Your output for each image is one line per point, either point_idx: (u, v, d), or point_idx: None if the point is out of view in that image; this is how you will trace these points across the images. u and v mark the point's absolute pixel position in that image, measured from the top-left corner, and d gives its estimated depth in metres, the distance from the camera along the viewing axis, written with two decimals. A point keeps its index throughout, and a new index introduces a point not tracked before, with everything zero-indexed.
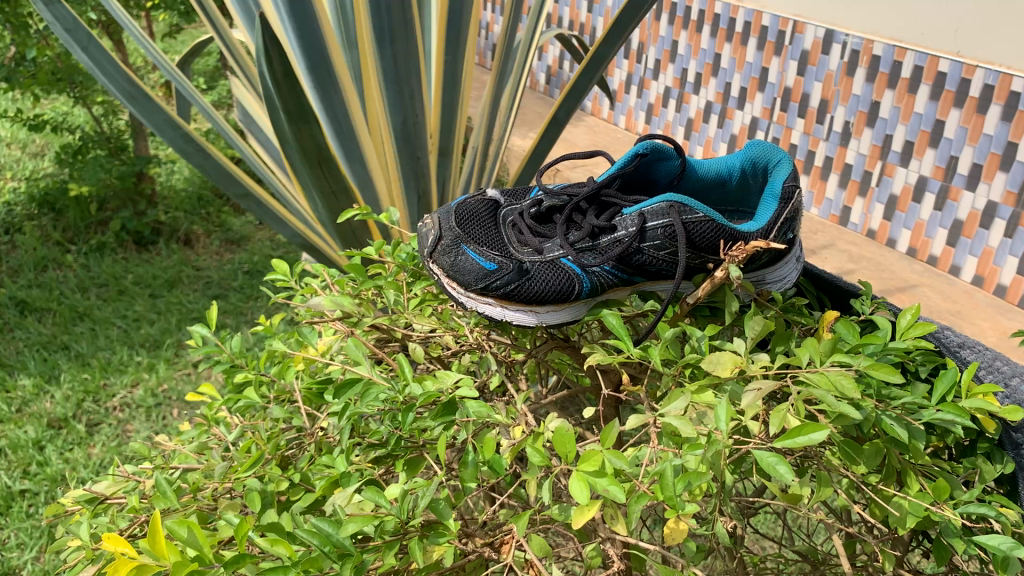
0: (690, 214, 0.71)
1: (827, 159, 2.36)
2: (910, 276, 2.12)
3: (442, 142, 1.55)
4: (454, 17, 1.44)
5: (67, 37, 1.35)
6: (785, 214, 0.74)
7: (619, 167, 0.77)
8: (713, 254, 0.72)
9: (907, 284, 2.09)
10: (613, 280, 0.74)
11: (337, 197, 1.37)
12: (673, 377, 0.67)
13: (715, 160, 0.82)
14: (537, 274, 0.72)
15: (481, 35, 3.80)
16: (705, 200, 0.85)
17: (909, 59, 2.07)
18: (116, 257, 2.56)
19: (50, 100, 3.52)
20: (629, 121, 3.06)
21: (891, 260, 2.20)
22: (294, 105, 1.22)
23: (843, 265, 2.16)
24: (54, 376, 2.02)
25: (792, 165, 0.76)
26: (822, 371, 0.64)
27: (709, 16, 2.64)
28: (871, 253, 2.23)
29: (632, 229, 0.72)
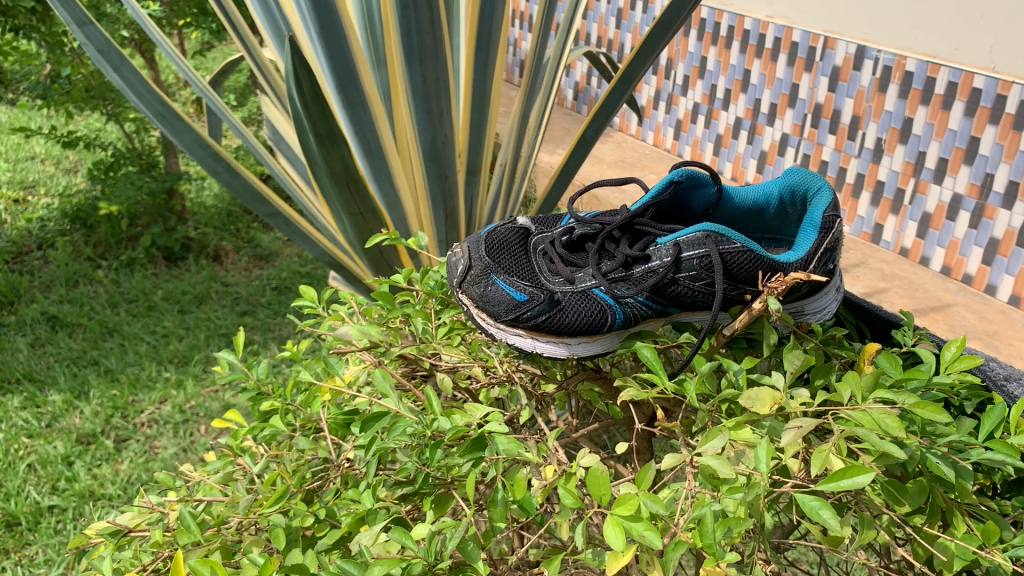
0: (727, 244, 0.69)
1: (859, 176, 2.32)
2: (945, 296, 2.08)
3: (470, 162, 1.54)
4: (483, 35, 1.43)
5: (100, 57, 1.36)
6: (825, 244, 0.72)
7: (654, 194, 0.76)
8: (751, 285, 0.71)
9: (941, 303, 2.04)
10: (648, 312, 0.72)
11: (366, 218, 1.37)
12: (709, 413, 0.65)
13: (752, 188, 0.80)
14: (569, 305, 0.70)
15: (509, 52, 3.81)
16: (741, 228, 0.83)
17: (942, 75, 2.04)
18: (145, 272, 2.58)
19: (84, 117, 3.58)
20: (658, 137, 3.04)
21: (924, 279, 2.15)
22: (323, 128, 1.22)
23: (876, 283, 2.12)
24: (84, 392, 2.03)
25: (833, 193, 0.74)
26: (864, 408, 0.62)
27: (739, 32, 2.62)
28: (904, 272, 2.18)
29: (667, 259, 0.71)
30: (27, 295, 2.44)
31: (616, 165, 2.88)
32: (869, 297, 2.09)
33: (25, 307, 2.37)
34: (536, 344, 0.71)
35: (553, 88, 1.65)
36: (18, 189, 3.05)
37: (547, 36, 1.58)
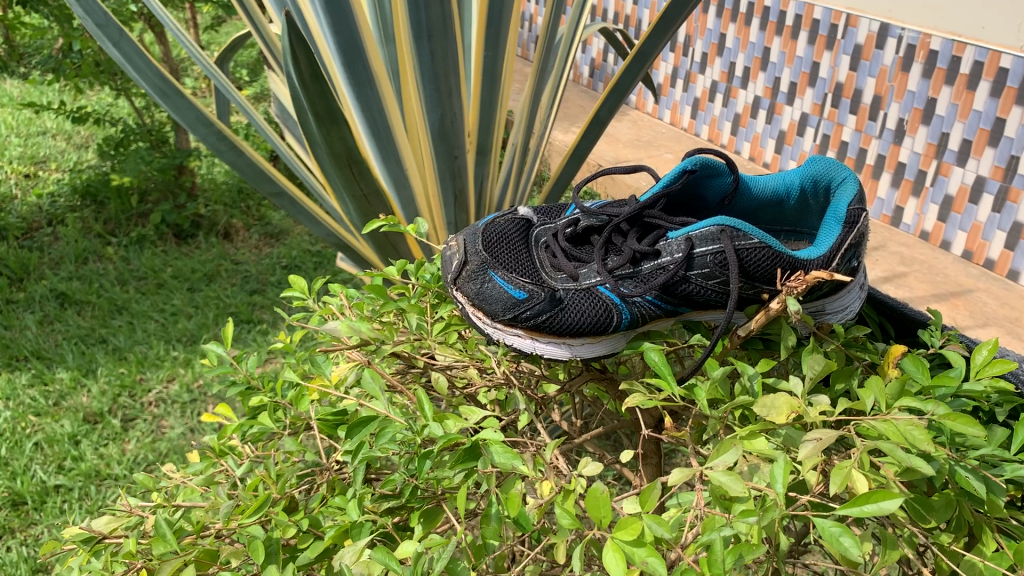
0: (743, 240, 0.64)
1: (879, 157, 2.26)
2: (966, 281, 2.03)
3: (479, 141, 1.49)
4: (495, 11, 1.38)
5: (98, 32, 1.31)
6: (849, 240, 0.67)
7: (665, 184, 0.71)
8: (768, 284, 0.66)
9: (962, 288, 2.00)
10: (657, 312, 0.67)
11: (369, 199, 1.33)
12: (721, 419, 0.61)
13: (772, 177, 0.75)
14: (571, 304, 0.66)
15: (525, 26, 3.75)
16: (759, 220, 0.78)
17: (968, 54, 1.97)
18: (155, 249, 2.55)
19: (95, 92, 3.55)
20: (675, 115, 2.99)
21: (945, 263, 2.10)
22: (323, 108, 1.18)
23: (895, 267, 2.07)
24: (91, 370, 2.01)
25: (858, 183, 0.68)
26: (888, 419, 0.58)
27: (759, 8, 2.55)
28: (924, 256, 2.13)
29: (678, 255, 0.66)
30: (35, 272, 2.42)
31: (632, 145, 2.83)
32: (888, 282, 2.04)
33: (34, 284, 2.35)
34: (536, 343, 0.67)
35: (567, 67, 1.60)
36: (29, 164, 3.03)
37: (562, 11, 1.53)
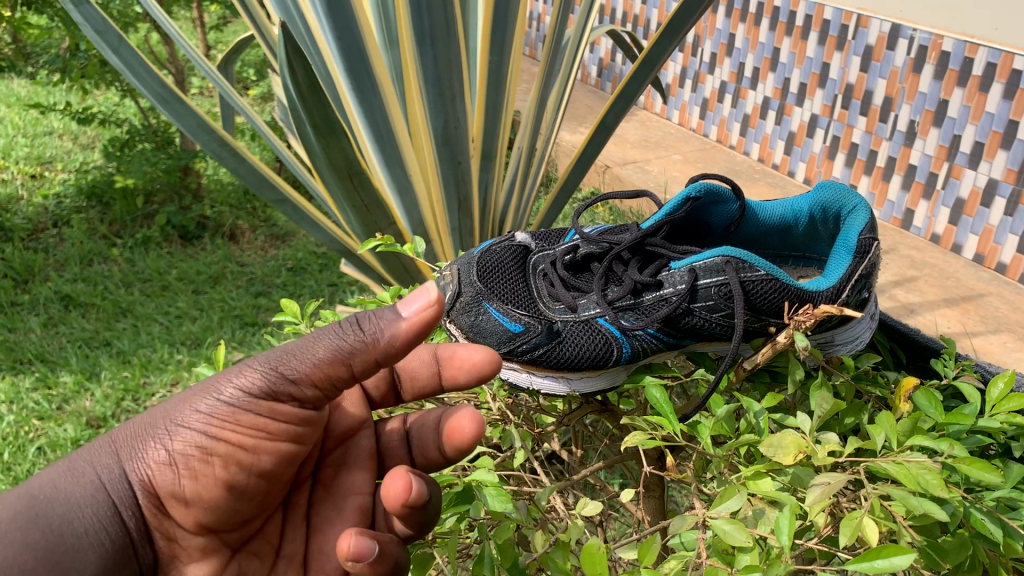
0: (749, 271, 0.65)
1: (890, 159, 2.22)
2: (977, 285, 1.99)
3: (484, 147, 1.47)
4: (500, 16, 1.35)
5: (98, 39, 1.30)
6: (860, 271, 0.66)
7: (668, 212, 0.71)
8: (775, 316, 0.66)
9: (973, 292, 1.96)
10: (658, 345, 0.68)
11: (371, 210, 1.31)
12: (726, 458, 0.59)
13: (780, 203, 0.73)
14: (569, 337, 0.67)
15: (532, 26, 3.73)
16: (767, 246, 0.77)
17: (981, 56, 1.94)
18: (160, 251, 2.53)
19: (103, 93, 3.54)
20: (683, 116, 2.97)
21: (956, 267, 2.07)
22: (321, 119, 1.16)
23: (905, 271, 2.04)
24: (95, 373, 1.99)
25: (869, 209, 0.66)
26: (900, 462, 0.55)
27: (769, 9, 2.52)
28: (935, 259, 2.10)
29: (682, 287, 0.67)
30: (40, 273, 2.41)
31: (640, 146, 2.81)
32: (898, 286, 2.01)
33: (39, 286, 2.34)
34: (534, 377, 0.68)
35: (574, 69, 1.58)
36: (35, 165, 3.03)
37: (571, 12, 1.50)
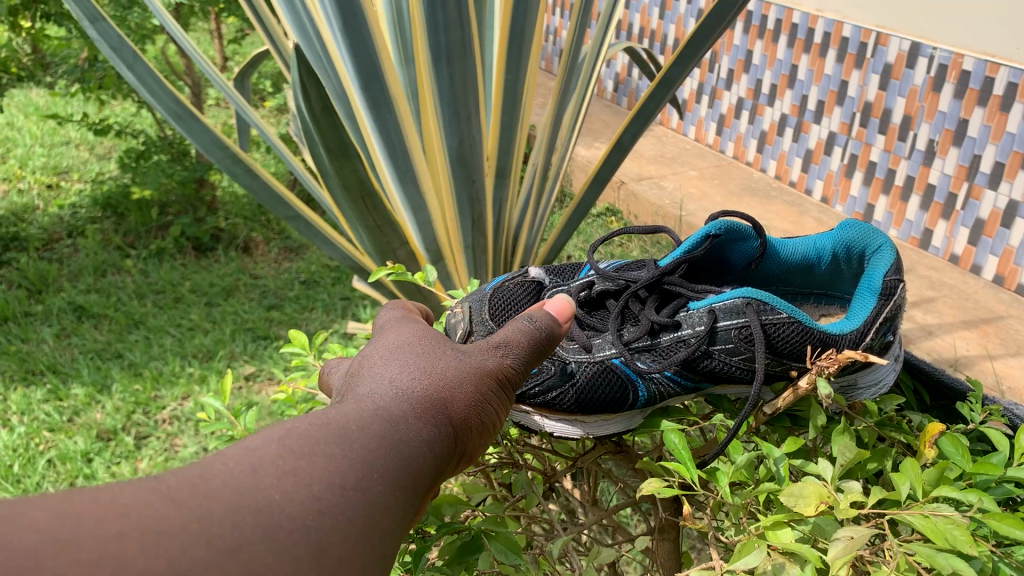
0: (771, 314, 0.66)
1: (908, 179, 2.20)
2: (997, 306, 1.96)
3: (499, 165, 1.45)
4: (516, 32, 1.34)
5: (113, 55, 1.29)
6: (886, 312, 0.66)
7: (688, 249, 0.73)
8: (797, 360, 0.66)
9: (993, 314, 1.93)
10: (676, 388, 0.69)
11: (383, 231, 1.30)
12: (744, 506, 0.57)
13: (802, 241, 0.75)
14: (585, 380, 0.68)
15: (549, 40, 3.73)
16: (787, 283, 0.78)
17: (1002, 75, 1.91)
18: (174, 263, 2.53)
19: (121, 103, 3.56)
20: (700, 132, 2.95)
21: (975, 288, 2.03)
22: (334, 141, 1.15)
23: (923, 292, 2.01)
24: (106, 386, 1.98)
25: (895, 252, 0.69)
26: (926, 514, 0.53)
27: (787, 25, 2.49)
28: (954, 280, 2.07)
29: (701, 329, 0.68)
30: (54, 284, 2.41)
31: (656, 161, 2.80)
32: (916, 307, 1.98)
33: (53, 297, 2.33)
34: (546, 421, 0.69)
35: (589, 86, 1.56)
36: (51, 175, 3.04)
37: (587, 27, 1.48)
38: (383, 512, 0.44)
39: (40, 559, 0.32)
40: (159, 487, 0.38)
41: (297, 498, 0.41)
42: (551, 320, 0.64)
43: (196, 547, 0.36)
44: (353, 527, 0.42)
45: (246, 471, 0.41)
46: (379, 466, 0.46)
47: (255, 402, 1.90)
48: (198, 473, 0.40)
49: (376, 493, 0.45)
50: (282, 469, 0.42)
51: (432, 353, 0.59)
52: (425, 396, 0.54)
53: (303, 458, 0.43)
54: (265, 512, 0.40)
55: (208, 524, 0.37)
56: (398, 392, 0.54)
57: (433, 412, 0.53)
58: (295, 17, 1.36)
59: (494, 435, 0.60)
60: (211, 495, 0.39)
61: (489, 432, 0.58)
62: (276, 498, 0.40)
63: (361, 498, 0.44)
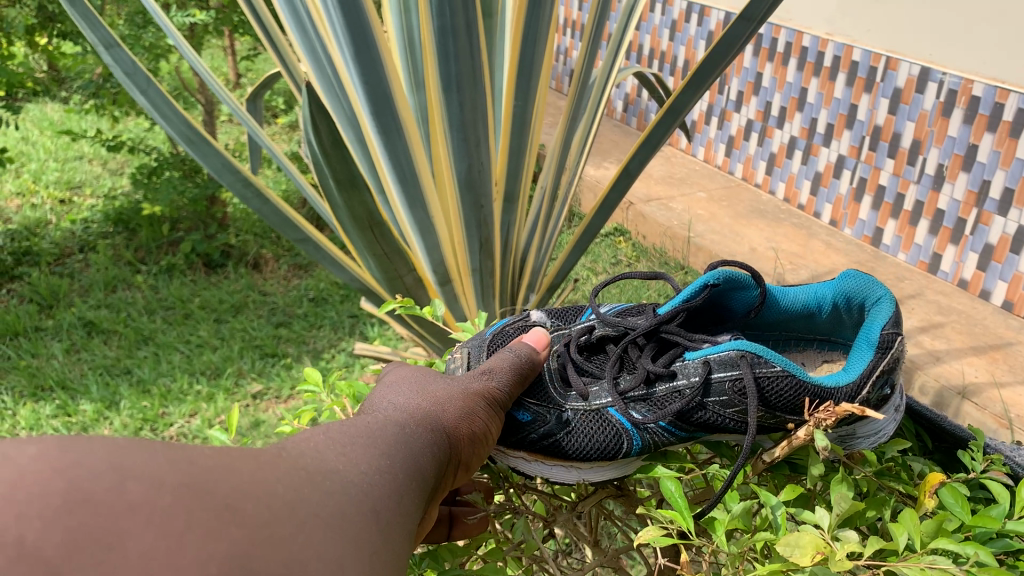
0: (764, 367, 0.69)
1: (918, 204, 2.20)
2: (1006, 332, 1.96)
3: (507, 190, 1.46)
4: (525, 61, 1.36)
5: (127, 80, 1.31)
6: (882, 365, 0.68)
7: (688, 298, 0.75)
8: (791, 411, 0.69)
9: (1002, 340, 1.93)
10: (670, 438, 0.72)
11: (392, 258, 1.31)
12: (740, 554, 0.57)
13: (804, 289, 0.77)
14: (579, 428, 0.73)
15: (560, 60, 3.75)
16: (790, 327, 0.81)
17: (1011, 101, 1.90)
18: (184, 279, 2.55)
19: (134, 119, 3.58)
20: (709, 153, 2.96)
21: (984, 314, 2.03)
22: (344, 172, 1.17)
23: (932, 317, 2.01)
24: (114, 403, 1.99)
25: (893, 305, 0.70)
26: (923, 568, 0.53)
27: (797, 48, 2.49)
28: (963, 305, 2.06)
29: (697, 380, 0.72)
30: (65, 299, 2.43)
31: (665, 182, 2.81)
32: (924, 332, 1.98)
33: (63, 312, 2.35)
34: (542, 467, 0.74)
35: (599, 109, 1.57)
36: (64, 190, 3.06)
37: (598, 46, 1.48)
38: (412, 485, 0.55)
39: (212, 477, 0.43)
40: (266, 454, 0.49)
41: (358, 470, 0.52)
42: (530, 349, 0.76)
43: (302, 491, 0.47)
44: (393, 491, 0.53)
45: (310, 454, 0.51)
46: (401, 453, 0.57)
47: (262, 420, 1.91)
48: (287, 451, 0.51)
49: (404, 475, 0.55)
50: (334, 451, 0.53)
51: (431, 381, 0.71)
52: (425, 410, 0.65)
53: (348, 444, 0.54)
54: (337, 475, 0.50)
55: (306, 480, 0.48)
56: (400, 404, 0.65)
57: (433, 419, 0.64)
58: (307, 41, 1.38)
59: (489, 445, 0.69)
60: (295, 459, 0.50)
61: (486, 441, 0.69)
62: (340, 467, 0.51)
63: (397, 478, 0.54)
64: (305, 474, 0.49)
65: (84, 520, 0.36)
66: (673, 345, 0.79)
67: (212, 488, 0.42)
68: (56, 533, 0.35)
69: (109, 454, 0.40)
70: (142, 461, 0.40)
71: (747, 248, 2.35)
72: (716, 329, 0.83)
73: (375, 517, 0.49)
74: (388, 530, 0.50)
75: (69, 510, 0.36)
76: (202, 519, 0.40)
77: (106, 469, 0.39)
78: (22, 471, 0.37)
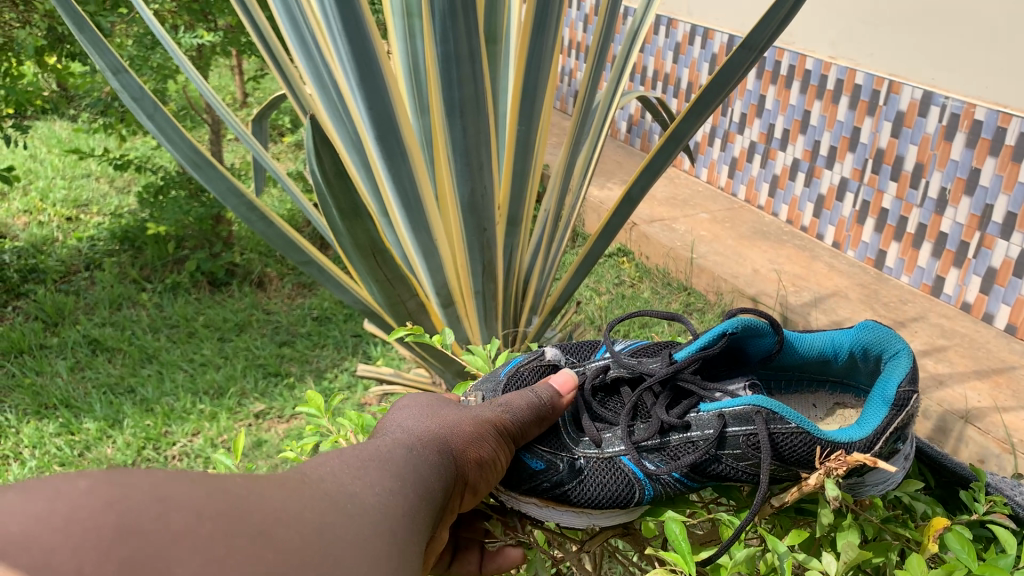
0: (780, 424, 0.72)
1: (920, 226, 2.21)
2: (1009, 356, 1.95)
3: (510, 214, 1.47)
4: (528, 87, 1.37)
5: (134, 105, 1.33)
6: (896, 421, 0.71)
7: (707, 345, 0.79)
8: (805, 463, 0.72)
9: (1005, 364, 1.92)
10: (682, 487, 0.75)
11: (394, 283, 1.32)
12: None
13: (820, 336, 0.82)
14: (592, 477, 0.74)
15: (565, 81, 3.78)
16: (804, 368, 0.86)
17: (1013, 125, 1.92)
18: (189, 297, 2.56)
19: (142, 138, 3.61)
20: (712, 174, 2.97)
21: (987, 337, 2.03)
22: (347, 204, 1.19)
23: (935, 340, 2.02)
24: (118, 421, 2.00)
25: (912, 358, 0.74)
26: None
27: (800, 71, 2.51)
28: (965, 329, 2.07)
29: (711, 434, 0.74)
30: (70, 316, 2.45)
31: (668, 203, 2.82)
32: (927, 354, 1.98)
33: (68, 329, 2.37)
34: (553, 512, 0.75)
35: (602, 132, 1.58)
36: (72, 208, 3.09)
37: (601, 67, 1.49)
38: (422, 505, 0.59)
39: (249, 498, 0.47)
40: (293, 480, 0.52)
41: (374, 491, 0.56)
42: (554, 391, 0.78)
43: (328, 515, 0.50)
44: (404, 510, 0.56)
45: (327, 478, 0.55)
46: (410, 476, 0.61)
47: (265, 440, 1.91)
48: (309, 476, 0.54)
49: (413, 493, 0.59)
50: (349, 476, 0.56)
51: (446, 410, 0.74)
52: (433, 435, 0.69)
53: (359, 468, 0.58)
54: (351, 495, 0.54)
55: (331, 506, 0.51)
56: (411, 432, 0.68)
57: (440, 445, 0.67)
58: (312, 65, 1.41)
59: (500, 473, 0.72)
60: (317, 482, 0.54)
61: (498, 467, 0.71)
62: (357, 489, 0.55)
63: (406, 498, 0.58)
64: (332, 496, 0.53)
65: (134, 548, 0.40)
66: (689, 393, 0.83)
67: (249, 510, 0.46)
68: (110, 564, 0.39)
69: (153, 486, 0.44)
70: (181, 491, 0.44)
71: (750, 270, 2.36)
72: (731, 371, 0.87)
73: (393, 535, 0.53)
74: (404, 548, 0.53)
75: (122, 539, 0.40)
76: (239, 543, 0.43)
77: (150, 501, 0.43)
78: (77, 506, 0.41)
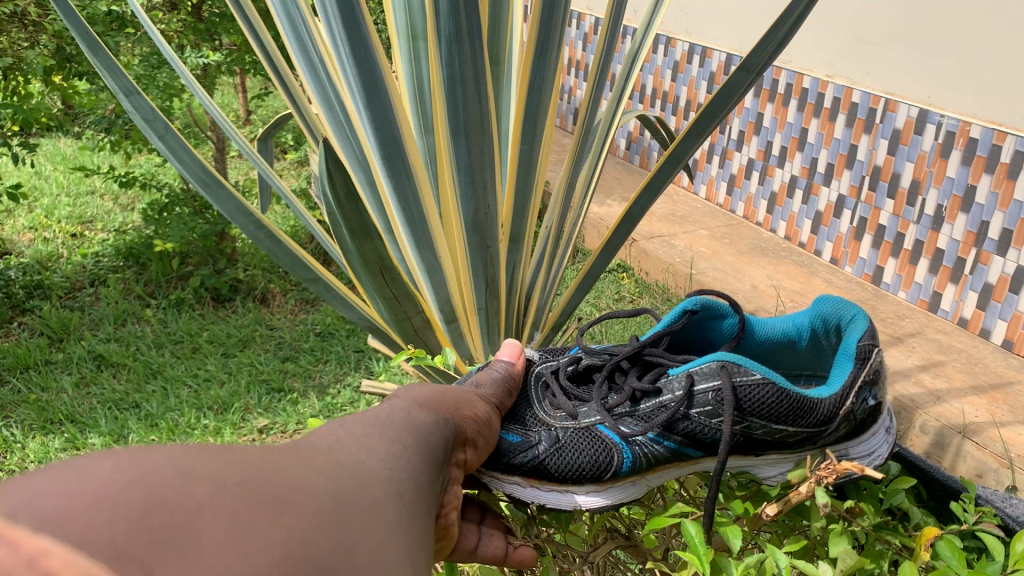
0: (743, 375, 0.79)
1: (917, 243, 2.24)
2: (1006, 371, 1.98)
3: (513, 231, 1.49)
4: (531, 107, 1.41)
5: (146, 126, 1.36)
6: (861, 375, 0.80)
7: (669, 324, 0.89)
8: (776, 419, 0.79)
9: (1001, 379, 1.95)
10: (660, 452, 0.83)
11: (401, 301, 1.35)
12: None
13: (782, 319, 0.90)
14: (570, 444, 0.84)
15: (564, 99, 3.82)
16: (771, 355, 0.93)
17: (1009, 143, 1.95)
18: (192, 313, 2.59)
19: (145, 155, 3.65)
20: (710, 190, 3.02)
21: (984, 352, 2.06)
22: (357, 223, 1.22)
23: (932, 355, 2.05)
24: (123, 436, 2.02)
25: (868, 319, 0.82)
26: None
27: (797, 90, 2.56)
28: (962, 344, 2.10)
29: (678, 393, 0.83)
30: (75, 332, 2.47)
31: (667, 219, 2.86)
32: (925, 369, 2.01)
33: (73, 345, 2.40)
34: (537, 491, 0.84)
35: (603, 151, 1.62)
36: (76, 225, 3.12)
37: (602, 88, 1.53)
38: (422, 466, 0.63)
39: (266, 471, 0.50)
40: (304, 451, 0.55)
41: (377, 455, 0.59)
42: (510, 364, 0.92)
43: (341, 484, 0.53)
44: (408, 474, 0.60)
45: (329, 444, 0.58)
46: (410, 437, 0.65)
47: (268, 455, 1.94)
48: (311, 443, 0.57)
49: (413, 455, 0.63)
50: (355, 443, 0.60)
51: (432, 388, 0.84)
52: (427, 399, 0.75)
53: (364, 435, 0.62)
54: (356, 459, 0.57)
55: (341, 471, 0.55)
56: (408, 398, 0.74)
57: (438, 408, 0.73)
58: (320, 87, 1.44)
59: (492, 432, 0.81)
60: (319, 447, 0.57)
61: (490, 424, 0.81)
62: (362, 457, 0.58)
63: (408, 464, 0.61)
64: (332, 458, 0.56)
65: (161, 522, 0.43)
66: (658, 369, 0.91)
67: (267, 486, 0.48)
68: (141, 536, 0.42)
69: (173, 460, 0.47)
70: (204, 470, 0.47)
71: (748, 285, 2.39)
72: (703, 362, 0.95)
73: (400, 496, 0.57)
74: (413, 519, 0.56)
75: (150, 513, 0.43)
76: (261, 512, 0.46)
77: (177, 478, 0.45)
78: (106, 483, 0.43)
